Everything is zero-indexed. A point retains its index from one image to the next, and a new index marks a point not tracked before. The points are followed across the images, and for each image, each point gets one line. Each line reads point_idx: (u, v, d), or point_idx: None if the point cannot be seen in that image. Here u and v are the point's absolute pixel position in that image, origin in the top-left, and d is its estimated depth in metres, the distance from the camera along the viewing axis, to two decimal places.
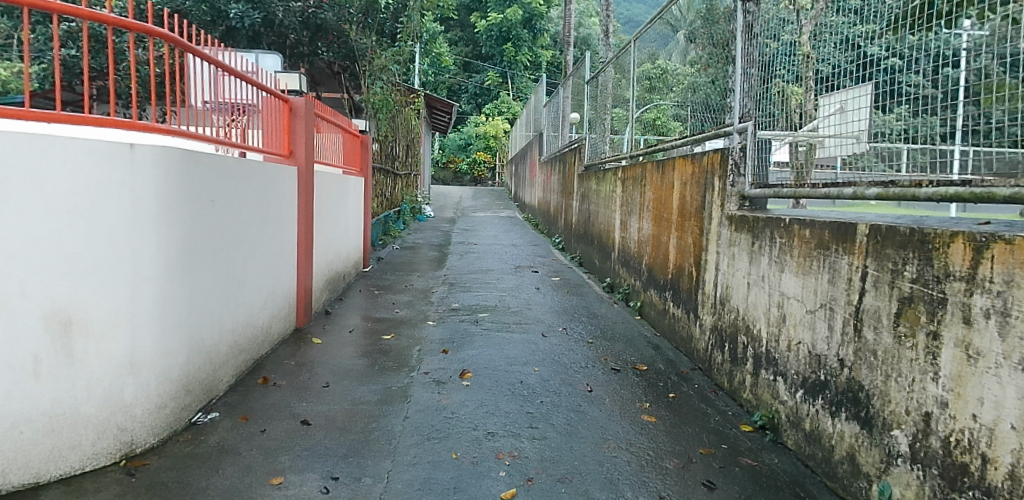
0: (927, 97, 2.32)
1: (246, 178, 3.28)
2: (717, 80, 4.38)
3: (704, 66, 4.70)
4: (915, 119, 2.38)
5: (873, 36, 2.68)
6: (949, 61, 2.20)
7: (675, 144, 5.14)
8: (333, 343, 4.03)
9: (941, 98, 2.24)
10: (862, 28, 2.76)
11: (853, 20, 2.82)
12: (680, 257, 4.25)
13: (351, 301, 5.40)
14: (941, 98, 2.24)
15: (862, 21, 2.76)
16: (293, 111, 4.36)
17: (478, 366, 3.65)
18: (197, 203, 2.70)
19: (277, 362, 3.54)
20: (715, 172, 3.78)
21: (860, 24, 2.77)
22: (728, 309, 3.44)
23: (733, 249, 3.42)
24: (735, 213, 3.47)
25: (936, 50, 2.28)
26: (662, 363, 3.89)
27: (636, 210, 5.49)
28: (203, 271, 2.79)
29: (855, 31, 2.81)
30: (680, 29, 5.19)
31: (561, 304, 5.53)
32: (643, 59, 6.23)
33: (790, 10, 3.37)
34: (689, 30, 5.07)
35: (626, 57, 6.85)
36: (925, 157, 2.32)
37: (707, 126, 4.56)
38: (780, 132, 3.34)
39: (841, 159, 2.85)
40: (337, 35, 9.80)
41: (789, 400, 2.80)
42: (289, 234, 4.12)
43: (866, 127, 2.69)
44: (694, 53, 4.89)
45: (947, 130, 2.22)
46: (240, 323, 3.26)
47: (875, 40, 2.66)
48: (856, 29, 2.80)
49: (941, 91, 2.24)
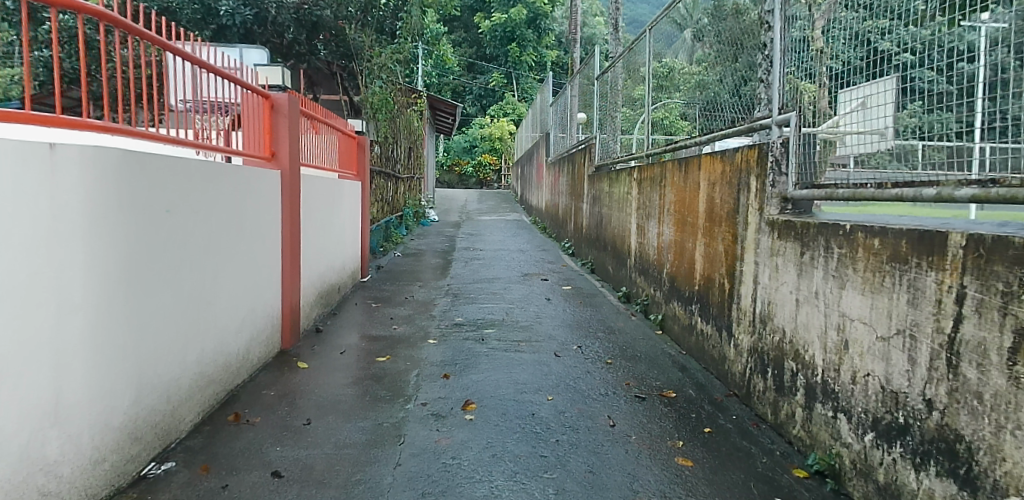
0: (942, 94, 2.17)
1: (213, 184, 2.86)
2: (728, 78, 4.20)
3: (726, 55, 4.23)
4: (929, 116, 2.23)
5: (885, 30, 2.52)
6: (966, 55, 2.05)
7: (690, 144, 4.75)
8: (321, 367, 3.60)
9: (957, 95, 2.10)
10: (874, 22, 2.58)
11: (864, 14, 2.66)
12: (709, 267, 3.79)
13: (346, 316, 4.97)
14: (957, 94, 2.10)
15: (872, 16, 2.60)
16: (276, 109, 3.92)
17: (482, 395, 3.21)
18: (145, 214, 2.27)
19: (255, 393, 3.11)
20: (751, 171, 3.30)
21: (870, 18, 2.61)
22: (771, 329, 2.99)
23: (777, 259, 2.97)
24: (780, 218, 2.97)
25: (950, 45, 2.13)
26: (692, 389, 3.44)
27: (654, 214, 5.02)
28: (155, 295, 2.36)
29: (865, 26, 2.64)
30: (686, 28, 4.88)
31: (573, 317, 5.07)
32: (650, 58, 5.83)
33: (801, 5, 3.15)
34: (696, 29, 4.75)
35: (635, 55, 6.46)
36: (938, 154, 2.18)
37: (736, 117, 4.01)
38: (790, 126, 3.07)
39: (856, 157, 2.65)
40: (334, 33, 9.38)
41: (856, 443, 2.34)
42: (270, 246, 3.69)
43: (891, 124, 2.42)
44: (707, 49, 4.54)
45: (964, 127, 2.08)
46: (210, 350, 2.83)
47: (887, 35, 2.49)
48: (865, 24, 2.64)
49: (957, 87, 2.09)
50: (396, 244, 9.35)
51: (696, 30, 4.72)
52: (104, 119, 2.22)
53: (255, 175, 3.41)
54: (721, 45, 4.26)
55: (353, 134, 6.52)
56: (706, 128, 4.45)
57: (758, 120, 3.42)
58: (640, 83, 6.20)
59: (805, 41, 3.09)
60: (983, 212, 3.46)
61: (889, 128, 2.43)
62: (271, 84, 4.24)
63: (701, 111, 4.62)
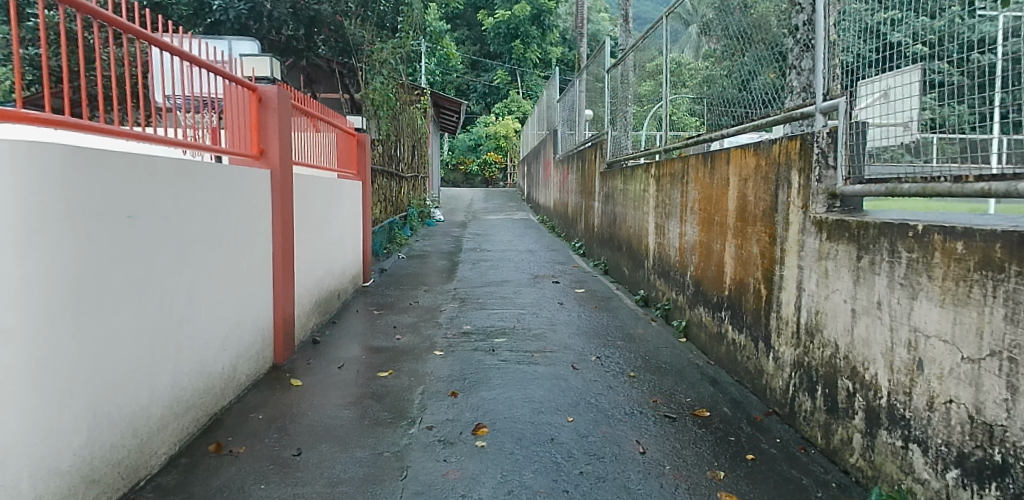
0: (954, 86, 2.13)
1: (189, 185, 2.54)
2: (733, 73, 4.25)
3: (755, 39, 3.88)
4: (942, 108, 2.18)
5: (897, 21, 2.47)
6: (981, 46, 2.03)
7: (705, 138, 4.51)
8: (317, 385, 3.27)
9: (972, 87, 2.06)
10: (886, 14, 2.53)
11: (874, 6, 2.61)
12: (741, 270, 3.44)
13: (347, 325, 4.65)
14: (973, 86, 2.06)
15: (884, 7, 2.55)
16: (263, 103, 3.58)
17: (495, 417, 2.88)
18: (99, 221, 1.96)
19: (241, 417, 2.79)
20: (791, 165, 2.94)
21: (883, 9, 2.55)
22: (821, 343, 2.65)
23: (828, 264, 2.62)
24: (829, 218, 2.63)
25: (966, 37, 2.09)
26: (727, 406, 3.10)
27: (675, 212, 4.68)
28: (115, 315, 2.05)
29: (878, 17, 2.58)
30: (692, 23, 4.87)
31: (589, 323, 4.74)
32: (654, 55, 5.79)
33: None
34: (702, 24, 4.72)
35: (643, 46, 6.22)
36: (952, 147, 2.15)
37: (770, 104, 3.68)
38: (826, 107, 2.77)
39: (875, 147, 2.54)
40: (333, 28, 8.99)
41: (935, 480, 2.00)
42: (259, 252, 3.36)
43: (913, 116, 2.32)
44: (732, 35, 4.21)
45: (977, 119, 2.04)
46: (186, 373, 2.51)
47: (900, 26, 2.45)
48: (878, 15, 2.58)
49: (974, 79, 2.06)
50: (400, 246, 9.01)
51: (703, 25, 4.70)
52: (49, 111, 1.90)
53: (238, 175, 3.08)
54: (729, 40, 4.26)
55: (351, 130, 6.17)
56: (727, 118, 4.19)
57: (800, 107, 3.05)
58: (654, 75, 5.85)
59: (861, 12, 2.70)
60: (1019, 206, 3.23)
61: (913, 120, 2.32)
62: (258, 75, 3.88)
63: (710, 106, 4.58)
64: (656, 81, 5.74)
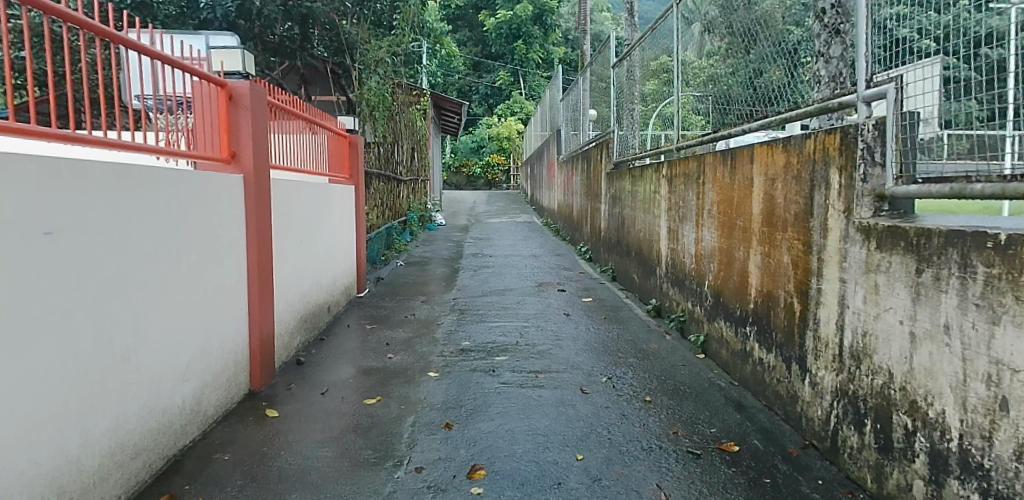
0: (964, 82, 2.03)
1: (133, 194, 2.19)
2: (740, 71, 3.97)
3: (765, 33, 3.58)
4: (952, 106, 2.07)
5: (901, 16, 2.34)
6: (986, 40, 1.94)
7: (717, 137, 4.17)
8: (295, 417, 2.92)
9: (980, 81, 1.97)
10: (891, 9, 2.39)
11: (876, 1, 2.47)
12: (769, 282, 3.08)
13: (335, 342, 4.29)
14: (980, 80, 1.97)
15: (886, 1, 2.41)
16: (234, 101, 3.20)
17: (494, 455, 2.52)
18: (4, 241, 1.61)
19: (203, 460, 2.44)
20: (830, 162, 2.57)
21: (885, 4, 2.41)
22: (870, 370, 2.29)
23: (879, 278, 2.25)
24: (880, 224, 2.25)
25: (971, 33, 2.00)
26: (758, 437, 2.74)
27: (690, 216, 4.32)
28: (29, 350, 1.70)
29: (882, 13, 2.44)
30: (695, 22, 4.61)
31: (597, 337, 4.37)
32: (659, 53, 5.48)
33: None
34: (705, 22, 4.46)
35: (646, 45, 5.93)
36: (963, 144, 2.05)
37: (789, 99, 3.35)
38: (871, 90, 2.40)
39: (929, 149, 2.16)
40: (327, 25, 8.65)
41: None
42: (228, 268, 3.00)
43: (934, 113, 2.14)
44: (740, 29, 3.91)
45: (990, 113, 1.94)
46: (133, 413, 2.16)
47: (904, 22, 2.32)
48: (883, 10, 2.43)
49: (980, 74, 1.97)
50: (399, 252, 8.67)
51: (705, 23, 4.43)
52: None
53: (202, 183, 2.73)
54: (733, 37, 3.99)
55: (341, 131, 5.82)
56: (742, 115, 3.82)
57: (835, 97, 2.69)
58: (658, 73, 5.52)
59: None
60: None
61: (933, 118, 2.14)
62: (229, 70, 3.50)
63: (715, 106, 4.29)
64: (661, 80, 5.42)
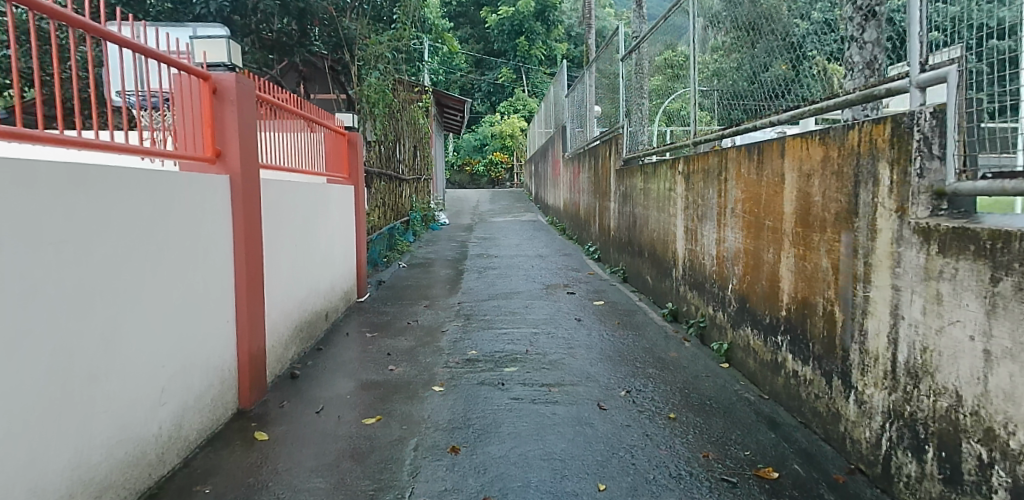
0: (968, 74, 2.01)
1: (96, 198, 1.93)
2: (744, 65, 3.75)
3: (765, 29, 3.41)
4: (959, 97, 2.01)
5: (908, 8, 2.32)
6: (994, 32, 1.93)
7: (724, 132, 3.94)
8: (286, 440, 2.66)
9: (986, 72, 1.95)
10: None
11: None
12: (803, 287, 2.82)
13: (333, 353, 4.03)
14: (986, 72, 1.95)
15: None
16: (218, 94, 2.94)
17: (506, 486, 2.26)
18: None
19: (182, 495, 2.19)
20: (880, 155, 2.29)
21: None
22: (932, 390, 2.02)
23: (941, 286, 1.98)
24: (942, 225, 1.98)
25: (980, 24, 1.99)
26: (798, 461, 2.47)
27: (710, 215, 4.05)
28: None
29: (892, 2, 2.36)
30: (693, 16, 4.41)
31: (612, 345, 4.11)
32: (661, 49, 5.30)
33: None
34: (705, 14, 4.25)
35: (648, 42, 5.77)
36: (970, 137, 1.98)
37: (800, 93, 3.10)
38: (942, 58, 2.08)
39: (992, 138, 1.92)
40: (326, 21, 8.43)
41: None
42: (211, 276, 2.73)
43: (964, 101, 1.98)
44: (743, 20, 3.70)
45: (996, 107, 1.91)
46: (99, 445, 1.92)
47: None
48: None
49: (985, 66, 1.95)
50: (401, 254, 8.42)
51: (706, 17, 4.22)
52: None
53: (180, 183, 2.46)
54: (737, 31, 3.78)
55: (341, 130, 5.57)
56: (749, 110, 3.61)
57: (875, 85, 2.43)
58: (663, 69, 5.35)
59: None
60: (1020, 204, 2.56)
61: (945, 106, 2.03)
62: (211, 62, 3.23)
63: (719, 102, 4.11)
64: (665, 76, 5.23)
